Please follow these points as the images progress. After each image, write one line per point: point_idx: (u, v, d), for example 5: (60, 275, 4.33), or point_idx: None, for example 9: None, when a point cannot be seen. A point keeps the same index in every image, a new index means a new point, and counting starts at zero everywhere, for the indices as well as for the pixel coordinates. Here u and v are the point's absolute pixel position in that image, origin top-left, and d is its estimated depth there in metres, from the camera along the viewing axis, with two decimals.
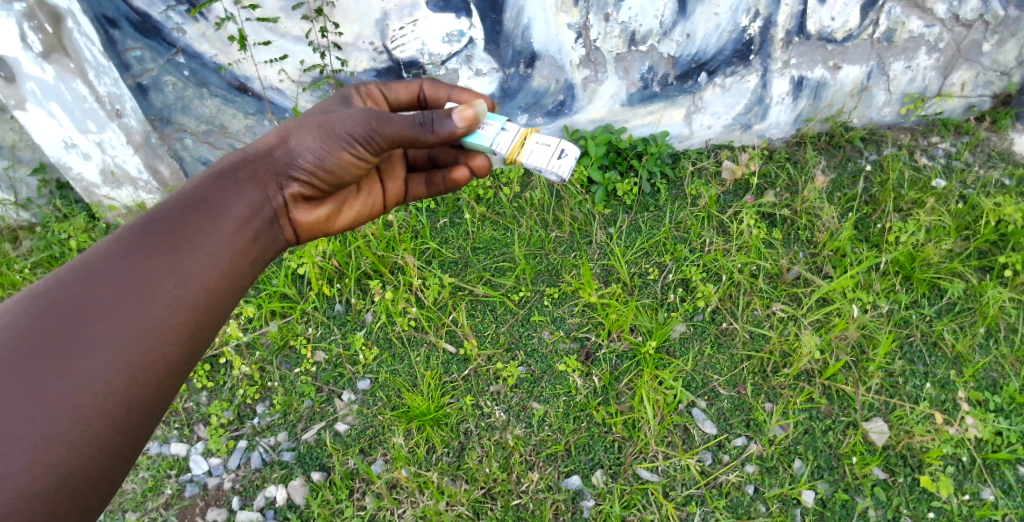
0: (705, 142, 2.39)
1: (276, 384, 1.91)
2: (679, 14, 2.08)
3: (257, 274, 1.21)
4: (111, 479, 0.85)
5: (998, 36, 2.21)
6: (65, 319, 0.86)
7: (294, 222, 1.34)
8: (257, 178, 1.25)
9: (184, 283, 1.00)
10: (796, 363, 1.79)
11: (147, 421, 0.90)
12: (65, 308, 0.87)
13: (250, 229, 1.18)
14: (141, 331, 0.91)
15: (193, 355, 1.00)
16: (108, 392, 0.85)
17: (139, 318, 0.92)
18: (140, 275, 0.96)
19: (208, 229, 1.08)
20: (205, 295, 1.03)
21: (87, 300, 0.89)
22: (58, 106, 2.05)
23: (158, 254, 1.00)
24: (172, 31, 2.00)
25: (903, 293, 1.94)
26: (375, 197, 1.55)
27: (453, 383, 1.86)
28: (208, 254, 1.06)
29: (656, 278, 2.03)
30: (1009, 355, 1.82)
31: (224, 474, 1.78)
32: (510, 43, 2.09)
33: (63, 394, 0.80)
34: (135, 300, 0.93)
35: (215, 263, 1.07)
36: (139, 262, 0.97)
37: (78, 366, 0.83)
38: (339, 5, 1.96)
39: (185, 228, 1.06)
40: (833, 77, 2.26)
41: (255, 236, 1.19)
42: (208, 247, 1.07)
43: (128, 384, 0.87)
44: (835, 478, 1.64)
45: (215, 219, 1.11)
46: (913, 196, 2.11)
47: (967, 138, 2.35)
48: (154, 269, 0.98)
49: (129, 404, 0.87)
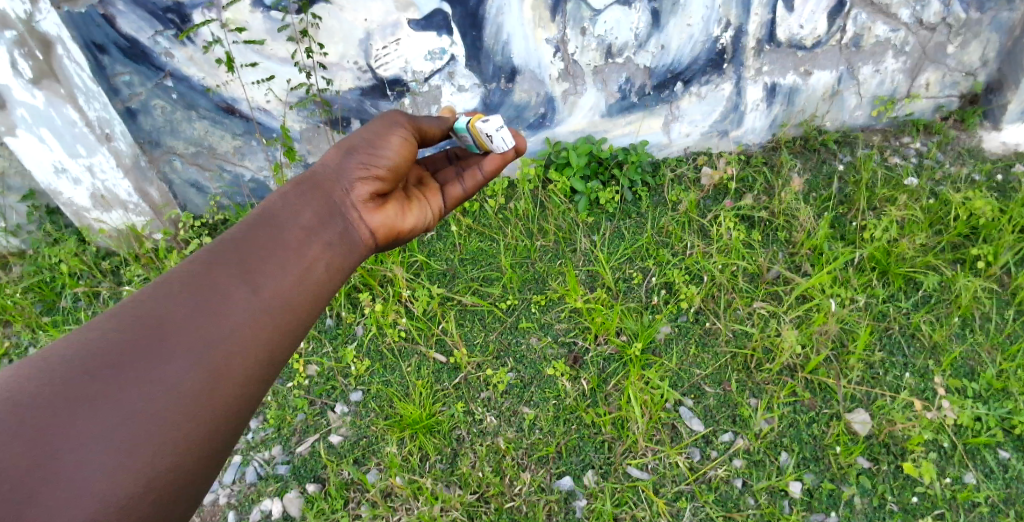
0: (684, 149, 2.47)
1: (269, 399, 1.94)
2: (653, 26, 2.15)
3: (337, 284, 1.20)
4: (191, 482, 0.86)
5: (962, 37, 2.29)
6: (119, 335, 0.88)
7: (365, 226, 1.31)
8: (320, 188, 1.26)
9: (256, 288, 1.03)
10: (778, 359, 1.84)
11: (218, 425, 0.91)
12: (135, 321, 0.90)
13: (318, 233, 1.19)
14: (205, 333, 0.94)
15: (267, 355, 1.01)
16: (170, 398, 0.86)
17: (206, 320, 0.95)
18: (205, 282, 0.99)
19: (276, 238, 1.12)
20: (274, 297, 1.05)
21: (142, 316, 0.92)
22: (49, 131, 2.09)
23: (219, 266, 1.02)
24: (160, 56, 2.05)
25: (880, 287, 1.99)
26: (424, 210, 1.54)
27: (444, 391, 1.89)
28: (276, 265, 1.08)
29: (639, 282, 2.07)
30: (985, 342, 1.87)
31: (220, 490, 1.80)
32: (491, 59, 2.16)
33: (132, 404, 0.83)
34: (199, 306, 0.96)
35: (284, 263, 1.10)
36: (200, 274, 1.00)
37: (147, 374, 0.86)
38: (324, 26, 2.02)
39: (252, 242, 1.09)
40: (805, 82, 2.34)
41: (324, 238, 1.20)
42: (276, 250, 1.10)
43: (192, 388, 0.89)
44: (821, 468, 1.69)
45: (283, 230, 1.14)
46: (886, 193, 2.18)
47: (937, 137, 2.44)
48: (220, 275, 1.01)
49: (193, 403, 0.88)
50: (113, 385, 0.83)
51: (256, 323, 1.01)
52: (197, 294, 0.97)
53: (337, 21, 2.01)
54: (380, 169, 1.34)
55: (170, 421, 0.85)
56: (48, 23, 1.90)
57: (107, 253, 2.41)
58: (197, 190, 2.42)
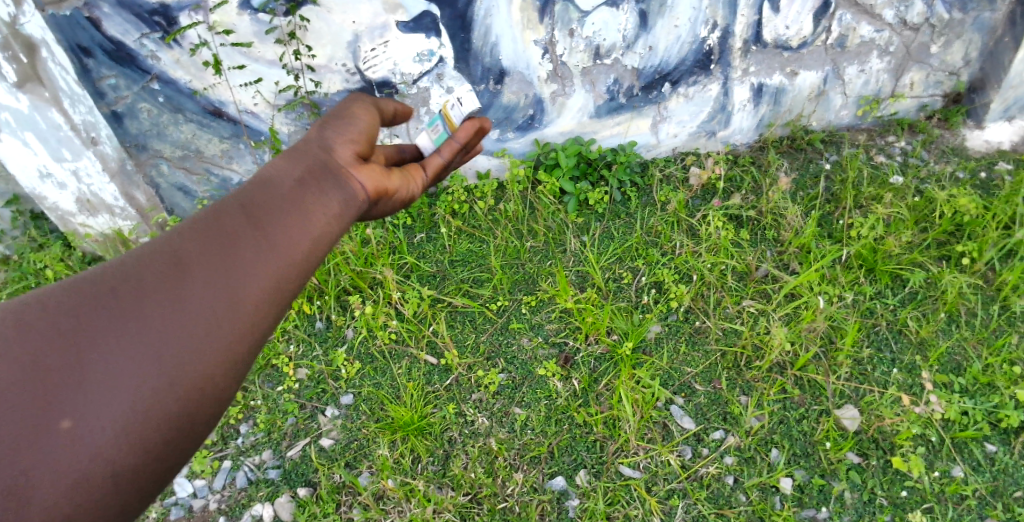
0: (672, 150, 2.49)
1: (259, 403, 1.92)
2: (640, 27, 2.15)
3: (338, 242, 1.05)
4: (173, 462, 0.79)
5: (945, 37, 2.31)
6: (110, 308, 0.77)
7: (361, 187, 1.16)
8: (312, 144, 1.12)
9: (258, 256, 0.89)
10: (768, 356, 1.85)
11: (220, 395, 0.82)
12: (126, 292, 0.78)
13: (321, 195, 1.03)
14: (204, 308, 0.81)
15: (276, 305, 0.89)
16: (170, 355, 0.77)
17: (203, 270, 0.83)
18: (201, 231, 0.87)
19: (278, 200, 0.97)
20: (277, 245, 0.91)
21: (132, 267, 0.81)
22: (34, 135, 2.07)
23: (214, 216, 0.90)
24: (146, 59, 2.04)
25: (867, 285, 2.01)
26: (411, 184, 1.39)
27: (435, 392, 1.88)
28: (279, 231, 0.93)
29: (629, 282, 2.08)
30: (971, 337, 1.89)
31: (210, 495, 1.78)
32: (479, 60, 2.16)
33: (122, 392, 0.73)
34: (193, 256, 0.84)
35: (288, 224, 0.95)
36: (197, 234, 0.87)
37: (138, 357, 0.75)
38: (312, 28, 2.02)
39: (253, 205, 0.94)
40: (791, 83, 2.36)
41: (327, 189, 1.05)
42: (279, 212, 0.95)
43: (193, 344, 0.78)
44: (811, 464, 1.70)
45: (285, 192, 0.99)
46: (872, 192, 2.20)
47: (922, 136, 2.47)
48: (213, 224, 0.89)
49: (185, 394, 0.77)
50: (104, 371, 0.73)
51: (259, 273, 0.87)
52: (193, 243, 0.85)
53: (325, 23, 2.01)
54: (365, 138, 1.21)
55: (167, 411, 0.75)
56: (32, 26, 1.89)
57: (93, 258, 2.39)
58: (183, 193, 2.39)
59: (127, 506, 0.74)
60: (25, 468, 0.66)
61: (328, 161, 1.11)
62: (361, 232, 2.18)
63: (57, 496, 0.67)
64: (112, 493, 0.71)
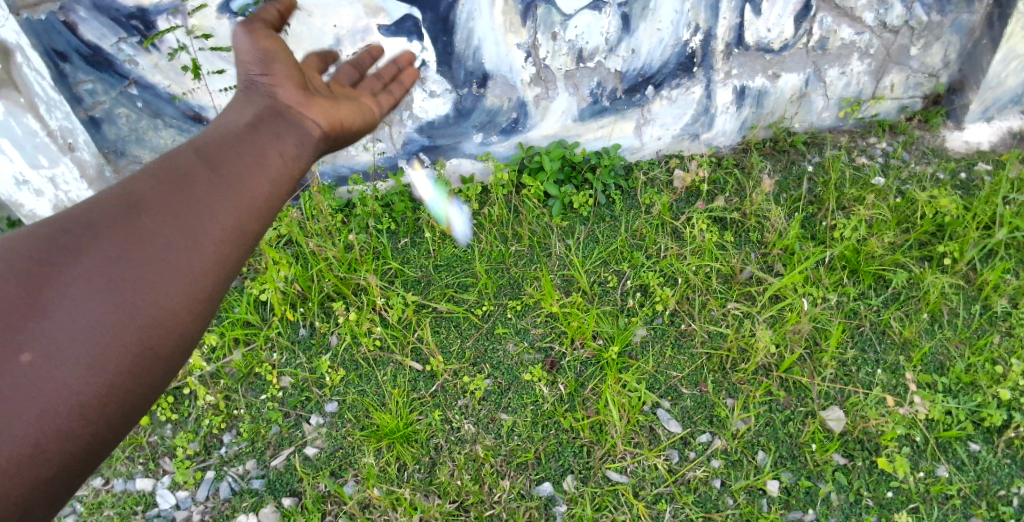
0: (656, 152, 2.49)
1: (242, 412, 1.89)
2: (623, 31, 2.15)
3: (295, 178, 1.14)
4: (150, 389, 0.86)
5: (924, 40, 2.34)
6: (67, 252, 0.83)
7: (308, 124, 1.22)
8: (256, 93, 1.22)
9: (213, 201, 0.97)
10: (753, 358, 1.85)
11: (186, 325, 0.89)
12: (79, 235, 0.85)
13: (268, 141, 1.12)
14: (164, 249, 0.89)
15: (239, 235, 0.98)
16: (127, 288, 0.84)
17: (159, 210, 0.92)
18: (156, 175, 0.96)
19: (225, 150, 1.05)
20: (232, 183, 1.01)
21: (88, 213, 0.88)
22: (9, 142, 2.01)
23: (166, 168, 0.98)
24: (123, 63, 2.01)
25: (850, 285, 2.02)
26: (364, 111, 1.43)
27: (420, 399, 1.86)
28: (229, 177, 1.01)
29: (615, 286, 2.08)
30: (954, 337, 1.91)
31: (192, 507, 1.75)
32: (462, 64, 2.15)
33: (82, 330, 0.79)
34: (149, 199, 0.92)
35: (238, 170, 1.03)
36: (151, 183, 0.94)
37: (103, 294, 0.82)
38: (292, 33, 1.99)
39: (202, 156, 1.02)
40: (773, 85, 2.37)
41: (273, 133, 1.14)
42: (226, 160, 1.03)
43: (162, 275, 0.87)
44: (797, 466, 1.70)
45: (231, 142, 1.07)
46: (854, 193, 2.22)
47: (902, 137, 2.49)
48: (166, 168, 0.98)
49: (151, 328, 0.84)
50: (68, 310, 0.79)
51: (214, 207, 0.97)
52: (147, 191, 0.93)
53: (306, 27, 1.99)
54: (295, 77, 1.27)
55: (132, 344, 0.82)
56: (5, 30, 1.84)
57: None
58: None
59: (97, 437, 0.80)
60: (11, 396, 0.72)
61: (275, 105, 1.21)
62: (344, 238, 2.16)
63: (26, 427, 0.72)
64: (81, 420, 0.77)
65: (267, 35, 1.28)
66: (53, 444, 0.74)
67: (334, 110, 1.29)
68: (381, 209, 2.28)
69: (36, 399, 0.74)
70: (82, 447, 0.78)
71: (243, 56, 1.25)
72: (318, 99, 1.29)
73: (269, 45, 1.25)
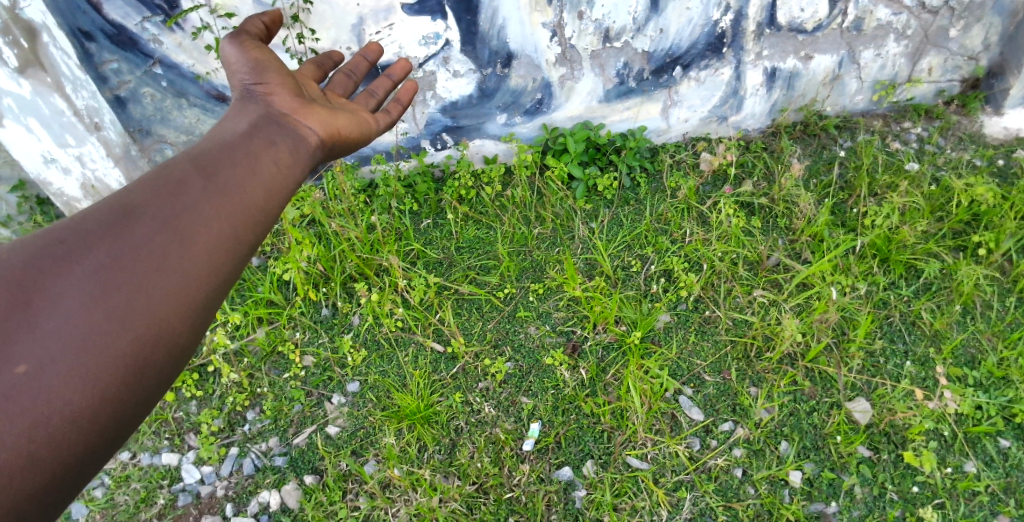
0: (682, 135, 2.44)
1: (265, 390, 1.91)
2: (651, 10, 2.10)
3: (291, 187, 1.19)
4: (148, 392, 0.90)
5: (964, 21, 2.25)
6: (65, 258, 0.88)
7: (302, 131, 1.28)
8: (251, 101, 1.28)
9: (208, 210, 1.02)
10: (779, 347, 1.82)
11: (183, 329, 0.93)
12: (76, 240, 0.91)
13: (263, 150, 1.17)
14: (160, 256, 0.94)
15: (235, 242, 1.04)
16: (122, 295, 0.89)
17: (154, 220, 0.97)
18: (152, 186, 1.02)
19: (220, 161, 1.10)
20: (226, 191, 1.06)
21: (88, 221, 0.94)
22: (37, 121, 2.05)
23: (165, 180, 1.03)
24: (148, 43, 2.01)
25: (881, 274, 1.97)
26: (363, 120, 1.48)
27: (441, 381, 1.87)
28: (224, 187, 1.07)
29: (639, 270, 2.05)
30: (986, 329, 1.86)
31: (216, 482, 1.78)
32: (486, 44, 2.11)
33: (81, 332, 0.84)
34: (143, 210, 0.98)
35: (233, 181, 1.09)
36: (147, 195, 1.00)
37: (101, 298, 0.87)
38: (315, 11, 1.97)
39: (196, 167, 1.07)
40: (805, 67, 2.30)
41: (269, 140, 1.20)
42: (221, 170, 1.09)
43: (158, 280, 0.92)
44: (821, 457, 1.68)
45: (226, 152, 1.13)
46: (886, 180, 2.15)
47: (938, 122, 2.41)
48: (162, 179, 1.04)
49: (147, 331, 0.89)
50: (68, 313, 0.84)
51: (207, 215, 1.02)
52: (144, 201, 0.99)
53: (329, 6, 1.96)
54: (288, 85, 1.33)
55: (129, 347, 0.87)
56: (32, 10, 1.86)
57: None
58: None
59: (91, 446, 0.83)
60: (13, 398, 0.76)
61: (268, 113, 1.26)
62: (366, 218, 2.16)
63: (17, 437, 0.75)
64: (73, 430, 0.80)
65: (256, 46, 1.34)
66: (46, 451, 0.77)
67: (331, 118, 1.35)
68: (404, 190, 2.27)
69: (30, 406, 0.77)
70: (74, 457, 0.81)
71: (235, 68, 1.32)
72: (314, 105, 1.35)
73: (259, 56, 1.32)
